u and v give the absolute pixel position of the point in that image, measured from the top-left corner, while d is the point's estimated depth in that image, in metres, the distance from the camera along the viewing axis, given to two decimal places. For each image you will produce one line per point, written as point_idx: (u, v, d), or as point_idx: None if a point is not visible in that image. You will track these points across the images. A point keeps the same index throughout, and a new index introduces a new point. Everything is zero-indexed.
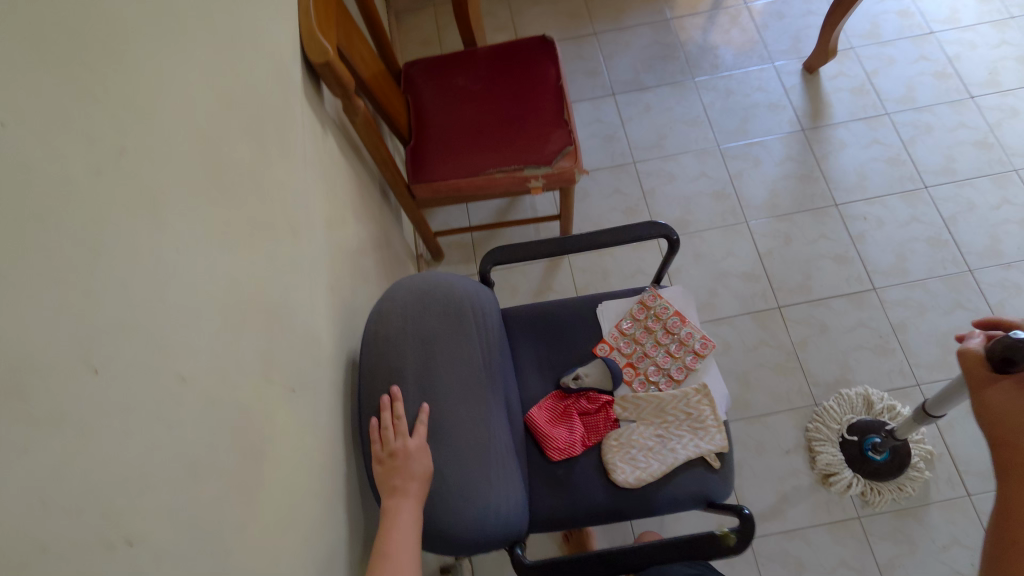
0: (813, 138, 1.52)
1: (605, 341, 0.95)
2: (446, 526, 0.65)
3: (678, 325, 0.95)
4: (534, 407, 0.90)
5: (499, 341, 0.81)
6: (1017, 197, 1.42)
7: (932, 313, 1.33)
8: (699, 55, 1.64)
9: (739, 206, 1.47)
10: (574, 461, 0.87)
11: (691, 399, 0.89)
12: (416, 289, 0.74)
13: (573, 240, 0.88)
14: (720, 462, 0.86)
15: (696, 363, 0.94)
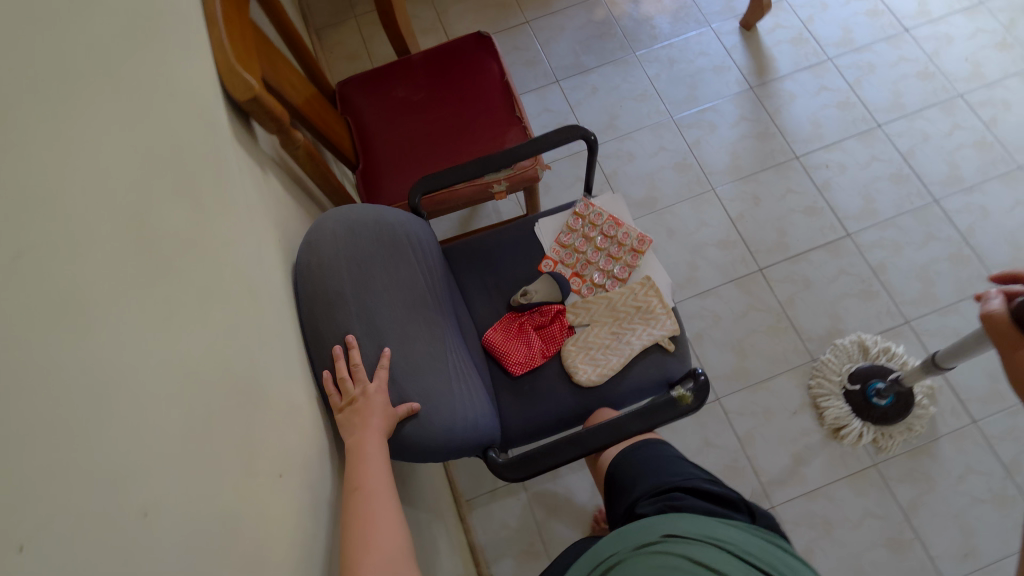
0: (763, 94, 1.51)
1: (547, 257, 0.98)
2: (422, 442, 0.65)
3: (615, 228, 0.98)
4: (489, 329, 0.93)
5: (434, 263, 0.82)
6: (967, 122, 1.44)
7: (908, 249, 1.34)
8: (636, 28, 1.61)
9: (702, 173, 1.45)
10: (537, 372, 0.91)
11: (639, 293, 0.93)
12: (342, 218, 0.70)
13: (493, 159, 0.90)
14: (674, 345, 0.90)
15: (638, 259, 0.97)
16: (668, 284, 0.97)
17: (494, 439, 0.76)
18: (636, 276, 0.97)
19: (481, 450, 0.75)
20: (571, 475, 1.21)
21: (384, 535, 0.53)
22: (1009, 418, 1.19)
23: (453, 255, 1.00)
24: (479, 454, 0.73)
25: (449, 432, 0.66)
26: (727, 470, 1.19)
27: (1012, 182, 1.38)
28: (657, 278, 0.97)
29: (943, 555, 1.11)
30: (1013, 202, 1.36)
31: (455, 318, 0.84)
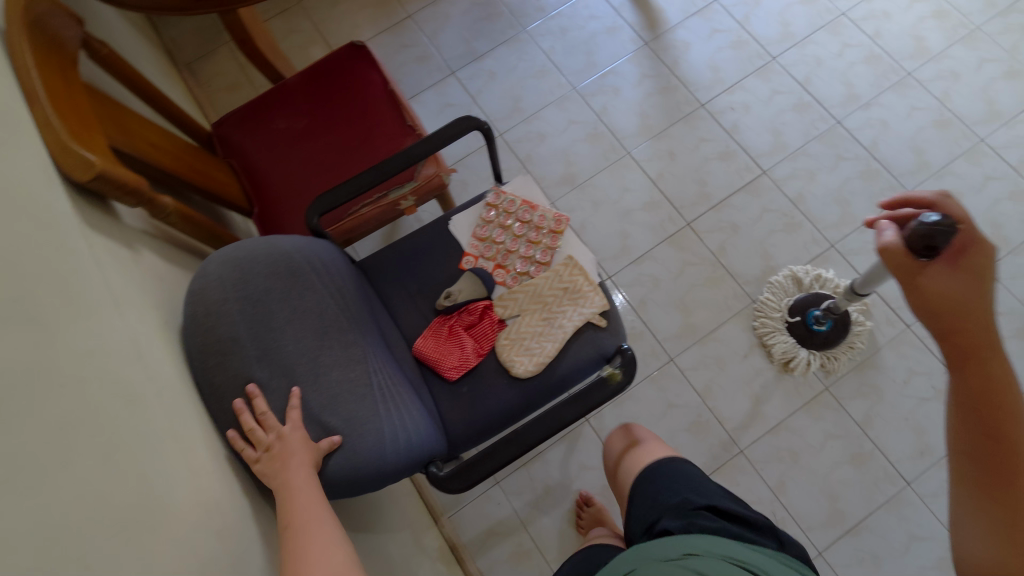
0: (658, 48, 1.50)
1: (468, 254, 0.96)
2: (347, 475, 0.64)
3: (530, 213, 0.97)
4: (419, 337, 0.91)
5: (341, 283, 0.79)
6: (854, 39, 1.47)
7: (822, 175, 1.37)
8: (521, 3, 1.57)
9: (615, 139, 1.44)
10: (474, 372, 0.90)
11: (564, 275, 0.93)
12: (226, 260, 0.67)
13: (391, 164, 0.87)
14: (605, 320, 0.92)
15: (557, 240, 0.96)
16: (591, 260, 0.97)
17: (433, 453, 0.75)
18: (559, 257, 0.96)
19: (421, 466, 0.74)
20: (543, 465, 1.21)
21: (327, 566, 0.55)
22: None
23: (370, 267, 0.96)
24: (419, 470, 0.73)
25: (376, 458, 0.66)
26: (693, 427, 1.21)
27: (905, 90, 1.42)
28: (579, 256, 0.97)
29: (902, 458, 1.17)
30: (908, 109, 1.41)
31: (378, 338, 0.82)
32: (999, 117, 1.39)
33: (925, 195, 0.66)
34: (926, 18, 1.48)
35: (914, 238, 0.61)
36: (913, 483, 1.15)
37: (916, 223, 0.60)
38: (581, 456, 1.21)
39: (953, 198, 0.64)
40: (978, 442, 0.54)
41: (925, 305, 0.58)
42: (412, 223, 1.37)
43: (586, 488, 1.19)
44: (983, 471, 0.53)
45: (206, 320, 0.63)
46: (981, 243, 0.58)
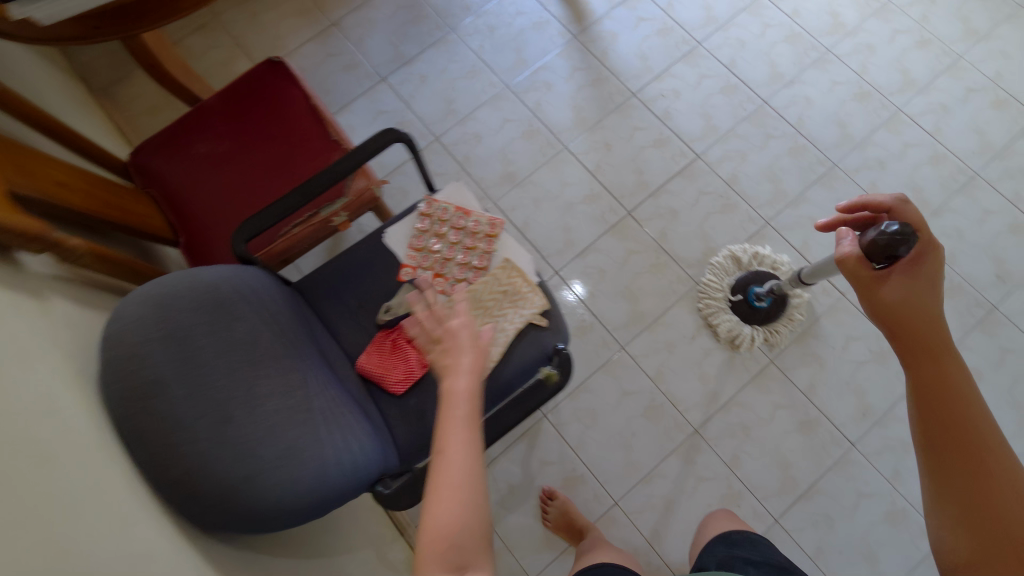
0: (586, 40, 1.52)
1: (405, 265, 0.95)
2: (292, 502, 0.62)
3: (464, 219, 0.97)
4: (363, 353, 0.90)
5: (275, 311, 0.79)
6: (774, 19, 1.52)
7: (753, 154, 1.41)
8: (447, 4, 1.56)
9: (551, 135, 1.45)
10: (421, 384, 0.90)
11: (502, 278, 0.94)
12: (145, 297, 0.65)
13: (314, 183, 0.86)
14: (546, 318, 0.93)
15: (493, 244, 0.97)
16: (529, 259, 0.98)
17: (380, 473, 0.74)
18: (496, 260, 0.97)
19: (368, 488, 0.73)
20: (506, 464, 1.22)
21: (464, 511, 0.53)
22: None
23: (307, 286, 0.94)
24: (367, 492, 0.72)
25: (322, 482, 0.64)
26: (648, 411, 1.24)
27: (825, 66, 1.47)
28: (517, 257, 0.97)
29: (846, 421, 1.22)
30: (829, 84, 1.46)
31: (317, 360, 0.80)
32: (913, 85, 1.45)
33: (883, 201, 0.71)
34: None
35: (873, 248, 0.65)
36: (858, 444, 1.21)
37: (876, 232, 0.65)
38: (543, 452, 1.23)
39: (906, 201, 0.70)
40: (937, 432, 0.60)
41: (881, 312, 0.65)
42: (355, 235, 1.36)
43: (549, 483, 1.21)
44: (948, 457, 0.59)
45: (126, 361, 0.61)
46: (930, 252, 0.65)
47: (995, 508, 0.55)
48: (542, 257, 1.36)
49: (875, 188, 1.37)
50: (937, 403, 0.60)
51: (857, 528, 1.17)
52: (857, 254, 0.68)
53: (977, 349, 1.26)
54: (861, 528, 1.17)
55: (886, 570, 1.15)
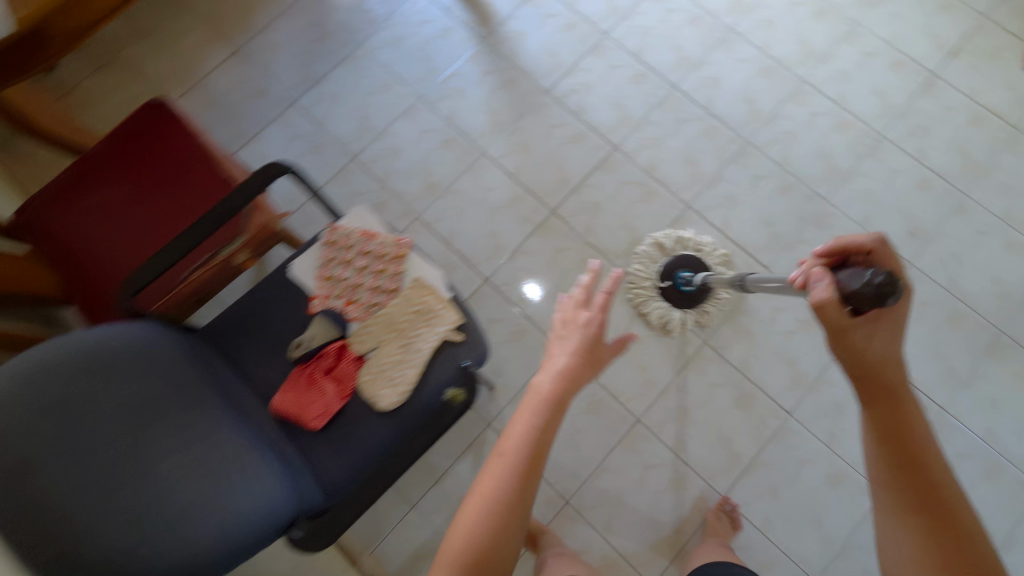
0: (494, 42, 1.51)
1: (315, 296, 0.95)
2: (183, 561, 0.66)
3: (370, 242, 0.96)
4: (279, 392, 0.89)
5: (178, 358, 0.77)
6: (678, 3, 1.53)
7: (668, 139, 1.43)
8: (350, 18, 1.53)
9: (468, 141, 1.44)
10: (341, 416, 0.89)
11: (414, 297, 0.95)
12: (20, 375, 0.66)
13: (200, 228, 0.84)
14: (463, 333, 0.93)
15: (402, 264, 0.97)
16: (441, 275, 0.98)
17: (296, 514, 0.75)
18: (407, 280, 0.96)
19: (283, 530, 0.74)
20: (455, 478, 1.22)
21: (488, 522, 0.60)
22: (790, 259, 1.34)
23: (214, 329, 0.92)
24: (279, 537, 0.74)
25: (214, 539, 0.67)
26: (591, 407, 1.25)
27: (731, 46, 1.50)
28: (428, 275, 0.97)
29: (781, 393, 1.25)
30: (736, 63, 1.48)
31: (224, 408, 0.77)
32: (816, 56, 1.48)
33: (864, 241, 0.63)
34: None
35: (859, 297, 0.58)
36: (794, 414, 1.24)
37: (862, 282, 0.58)
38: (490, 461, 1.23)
39: (887, 242, 0.63)
40: (897, 475, 0.63)
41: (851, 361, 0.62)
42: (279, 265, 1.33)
43: None
44: (921, 529, 0.60)
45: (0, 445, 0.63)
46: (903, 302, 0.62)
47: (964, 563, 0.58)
48: (471, 265, 1.35)
49: (787, 161, 1.41)
50: (905, 447, 0.62)
51: (801, 495, 1.20)
52: (837, 298, 0.60)
53: None
54: (805, 495, 1.20)
55: (833, 531, 1.18)
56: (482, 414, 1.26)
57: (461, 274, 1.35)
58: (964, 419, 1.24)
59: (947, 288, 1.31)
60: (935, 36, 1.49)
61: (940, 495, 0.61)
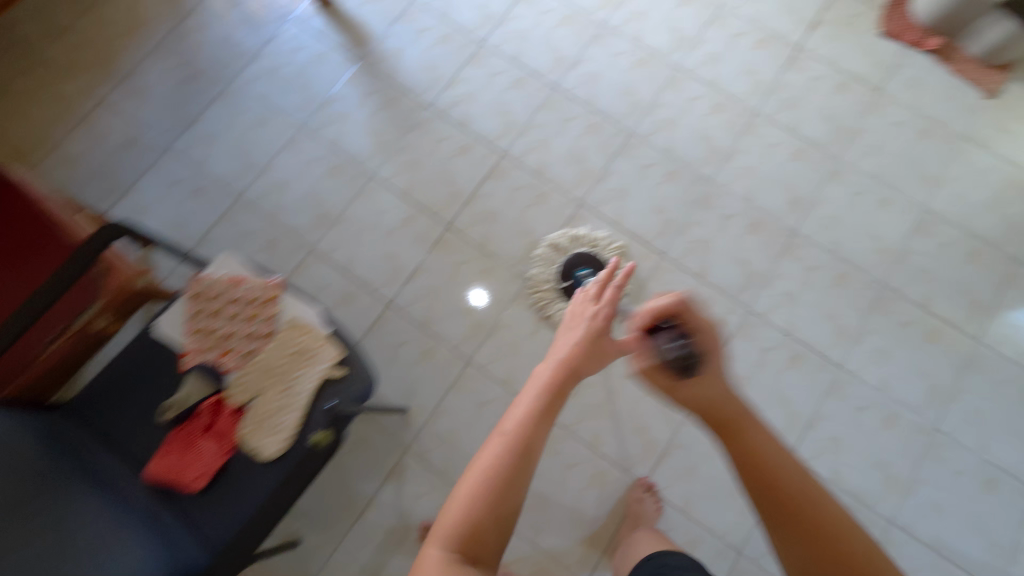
0: (371, 63, 1.50)
1: (187, 352, 0.92)
2: None
3: (239, 289, 0.95)
4: (154, 459, 0.86)
5: (28, 447, 0.75)
6: (549, 5, 1.55)
7: (555, 140, 1.44)
8: (220, 55, 1.50)
9: (356, 165, 1.42)
10: (225, 472, 0.87)
11: (290, 338, 0.93)
12: None
13: (40, 297, 0.79)
14: (346, 368, 0.92)
15: (275, 306, 0.95)
16: (318, 311, 0.97)
17: None
18: (283, 321, 0.95)
19: None
20: (378, 510, 1.21)
21: (484, 496, 0.59)
22: (683, 243, 1.38)
23: (82, 403, 0.90)
24: None
25: None
26: None
27: (605, 41, 1.52)
28: (304, 313, 0.96)
29: None
30: (611, 57, 1.51)
31: (83, 484, 0.78)
32: (686, 42, 1.52)
33: (669, 305, 0.70)
34: None
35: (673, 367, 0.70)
36: None
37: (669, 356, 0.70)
38: (413, 486, 1.22)
39: (692, 302, 0.71)
40: (767, 495, 0.62)
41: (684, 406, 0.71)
42: None
43: (426, 515, 1.21)
44: (804, 547, 0.60)
45: None
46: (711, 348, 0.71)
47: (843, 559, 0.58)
48: (372, 291, 1.33)
49: (671, 147, 1.44)
50: (759, 468, 0.63)
51: (717, 471, 1.24)
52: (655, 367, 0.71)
53: (789, 276, 1.36)
54: (721, 470, 1.24)
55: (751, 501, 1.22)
56: (399, 440, 1.24)
57: (362, 302, 1.32)
58: (860, 374, 1.30)
59: (831, 251, 1.37)
60: (795, 12, 1.55)
61: (808, 509, 0.60)
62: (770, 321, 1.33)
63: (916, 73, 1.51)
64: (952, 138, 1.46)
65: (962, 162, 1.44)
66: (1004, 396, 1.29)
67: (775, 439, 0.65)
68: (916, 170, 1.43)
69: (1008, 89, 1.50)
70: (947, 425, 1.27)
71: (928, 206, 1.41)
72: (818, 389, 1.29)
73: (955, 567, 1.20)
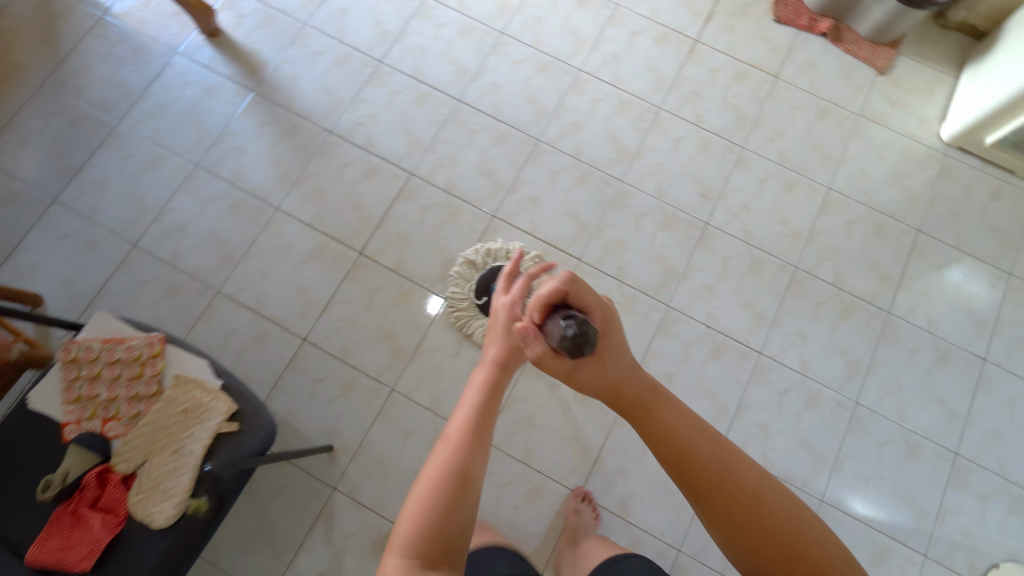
0: (266, 91, 1.45)
1: (67, 423, 0.87)
2: None
3: (118, 349, 0.91)
4: (34, 544, 0.79)
5: None
6: (445, 17, 1.53)
7: (462, 154, 1.43)
8: (105, 97, 1.44)
9: (258, 201, 1.38)
10: (116, 547, 0.82)
11: (178, 396, 0.89)
12: None
13: None
14: (238, 422, 0.89)
15: (159, 363, 0.91)
16: (207, 364, 0.93)
17: None
18: (169, 378, 0.91)
19: None
20: (308, 553, 1.19)
21: (438, 501, 0.57)
22: (597, 246, 1.38)
23: None
24: None
25: None
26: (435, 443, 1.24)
27: (505, 49, 1.51)
28: (191, 368, 0.92)
29: None
30: (512, 65, 1.50)
31: None
32: (585, 44, 1.52)
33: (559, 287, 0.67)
34: None
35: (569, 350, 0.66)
36: None
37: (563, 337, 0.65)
38: (344, 524, 1.20)
39: (580, 278, 0.67)
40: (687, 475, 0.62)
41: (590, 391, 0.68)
42: None
43: (358, 553, 1.19)
44: (727, 516, 0.60)
45: None
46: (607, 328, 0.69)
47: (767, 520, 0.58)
48: (285, 328, 1.30)
49: (579, 150, 1.44)
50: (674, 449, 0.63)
51: (649, 471, 1.25)
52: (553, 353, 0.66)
53: (705, 268, 1.37)
54: (653, 469, 1.25)
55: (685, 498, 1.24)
56: (326, 480, 1.22)
57: (277, 340, 1.29)
58: (780, 358, 1.32)
59: (743, 239, 1.39)
60: (690, 4, 1.57)
61: (734, 477, 0.60)
62: (689, 315, 1.34)
63: (810, 56, 1.54)
64: (850, 116, 1.50)
65: (861, 140, 1.48)
66: (920, 364, 1.32)
67: (687, 412, 0.65)
68: (818, 151, 1.47)
69: (898, 64, 1.54)
70: (867, 399, 1.30)
71: (832, 186, 1.44)
72: (741, 378, 1.30)
73: (884, 536, 1.23)
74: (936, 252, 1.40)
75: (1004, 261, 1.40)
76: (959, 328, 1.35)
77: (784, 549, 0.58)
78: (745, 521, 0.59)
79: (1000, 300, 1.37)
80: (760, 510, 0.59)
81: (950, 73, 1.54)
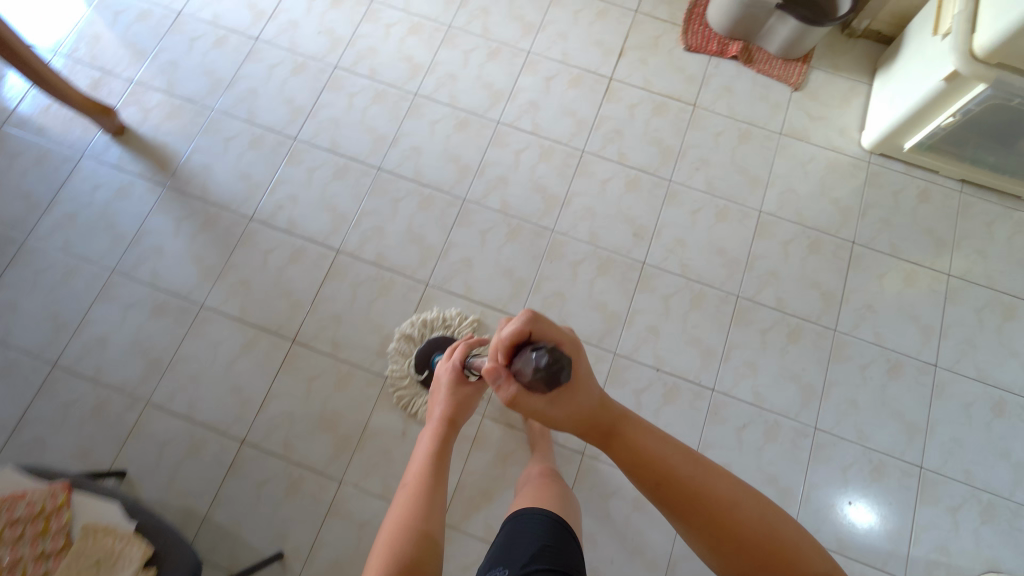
0: (180, 184, 1.41)
1: None
2: None
3: (15, 505, 0.84)
4: None
5: None
6: (357, 86, 1.51)
7: (389, 224, 1.40)
8: (10, 212, 1.38)
9: (181, 300, 1.32)
10: None
11: (88, 547, 0.83)
12: None
13: None
14: (156, 566, 0.84)
15: (65, 514, 0.86)
16: (118, 506, 0.88)
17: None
18: (77, 530, 0.85)
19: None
20: None
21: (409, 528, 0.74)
22: (537, 302, 1.35)
23: None
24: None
25: None
26: None
27: (421, 111, 1.49)
28: (101, 513, 0.87)
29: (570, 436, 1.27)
30: (429, 126, 1.48)
31: None
32: (501, 96, 1.51)
33: (522, 327, 0.68)
34: (405, 37, 1.56)
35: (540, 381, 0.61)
36: (586, 452, 1.25)
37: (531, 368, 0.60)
38: None
39: (542, 317, 0.69)
40: (659, 489, 0.72)
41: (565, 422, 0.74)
42: None
43: None
44: (700, 521, 0.69)
45: None
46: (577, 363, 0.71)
47: (729, 519, 0.67)
48: (222, 433, 1.24)
49: (506, 205, 1.42)
50: (643, 464, 0.74)
51: (616, 530, 1.21)
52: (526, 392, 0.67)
53: (647, 309, 1.35)
54: (619, 527, 1.21)
55: (655, 554, 1.20)
56: None
57: (214, 446, 1.23)
58: (733, 392, 1.30)
59: (682, 274, 1.38)
60: (600, 43, 1.57)
61: (699, 484, 0.70)
62: (637, 360, 1.31)
63: (725, 81, 1.55)
64: (771, 136, 1.50)
65: (786, 158, 1.48)
66: (873, 379, 1.31)
67: (657, 437, 0.76)
68: (745, 175, 1.46)
69: (811, 78, 1.56)
70: (825, 423, 1.28)
71: (763, 208, 1.44)
72: (696, 419, 1.28)
73: (863, 565, 1.20)
74: (873, 261, 1.40)
75: (940, 262, 1.40)
76: (905, 337, 1.34)
77: (755, 548, 0.65)
78: (717, 524, 0.67)
79: (942, 302, 1.37)
80: (727, 513, 0.67)
81: (862, 80, 1.56)
